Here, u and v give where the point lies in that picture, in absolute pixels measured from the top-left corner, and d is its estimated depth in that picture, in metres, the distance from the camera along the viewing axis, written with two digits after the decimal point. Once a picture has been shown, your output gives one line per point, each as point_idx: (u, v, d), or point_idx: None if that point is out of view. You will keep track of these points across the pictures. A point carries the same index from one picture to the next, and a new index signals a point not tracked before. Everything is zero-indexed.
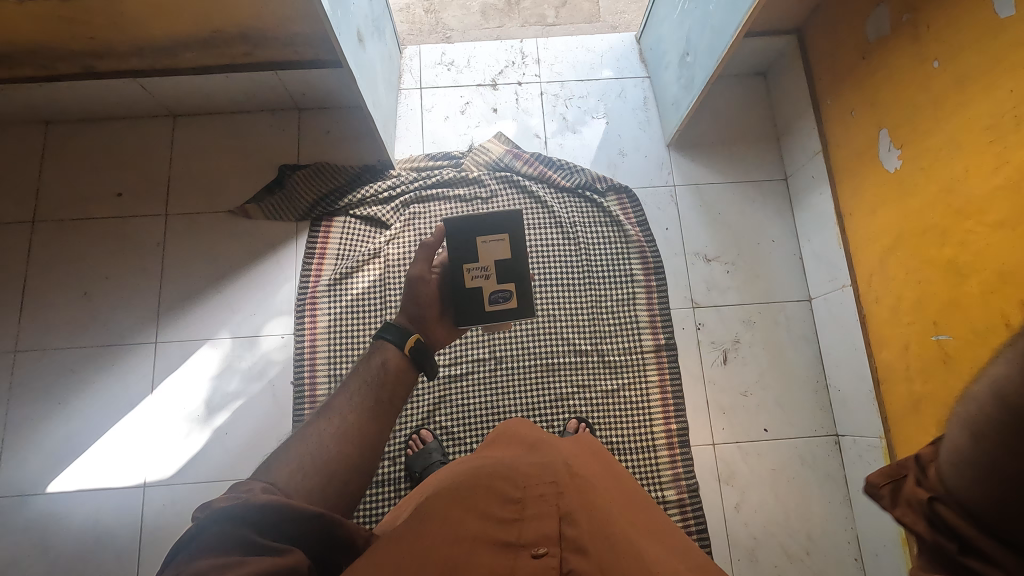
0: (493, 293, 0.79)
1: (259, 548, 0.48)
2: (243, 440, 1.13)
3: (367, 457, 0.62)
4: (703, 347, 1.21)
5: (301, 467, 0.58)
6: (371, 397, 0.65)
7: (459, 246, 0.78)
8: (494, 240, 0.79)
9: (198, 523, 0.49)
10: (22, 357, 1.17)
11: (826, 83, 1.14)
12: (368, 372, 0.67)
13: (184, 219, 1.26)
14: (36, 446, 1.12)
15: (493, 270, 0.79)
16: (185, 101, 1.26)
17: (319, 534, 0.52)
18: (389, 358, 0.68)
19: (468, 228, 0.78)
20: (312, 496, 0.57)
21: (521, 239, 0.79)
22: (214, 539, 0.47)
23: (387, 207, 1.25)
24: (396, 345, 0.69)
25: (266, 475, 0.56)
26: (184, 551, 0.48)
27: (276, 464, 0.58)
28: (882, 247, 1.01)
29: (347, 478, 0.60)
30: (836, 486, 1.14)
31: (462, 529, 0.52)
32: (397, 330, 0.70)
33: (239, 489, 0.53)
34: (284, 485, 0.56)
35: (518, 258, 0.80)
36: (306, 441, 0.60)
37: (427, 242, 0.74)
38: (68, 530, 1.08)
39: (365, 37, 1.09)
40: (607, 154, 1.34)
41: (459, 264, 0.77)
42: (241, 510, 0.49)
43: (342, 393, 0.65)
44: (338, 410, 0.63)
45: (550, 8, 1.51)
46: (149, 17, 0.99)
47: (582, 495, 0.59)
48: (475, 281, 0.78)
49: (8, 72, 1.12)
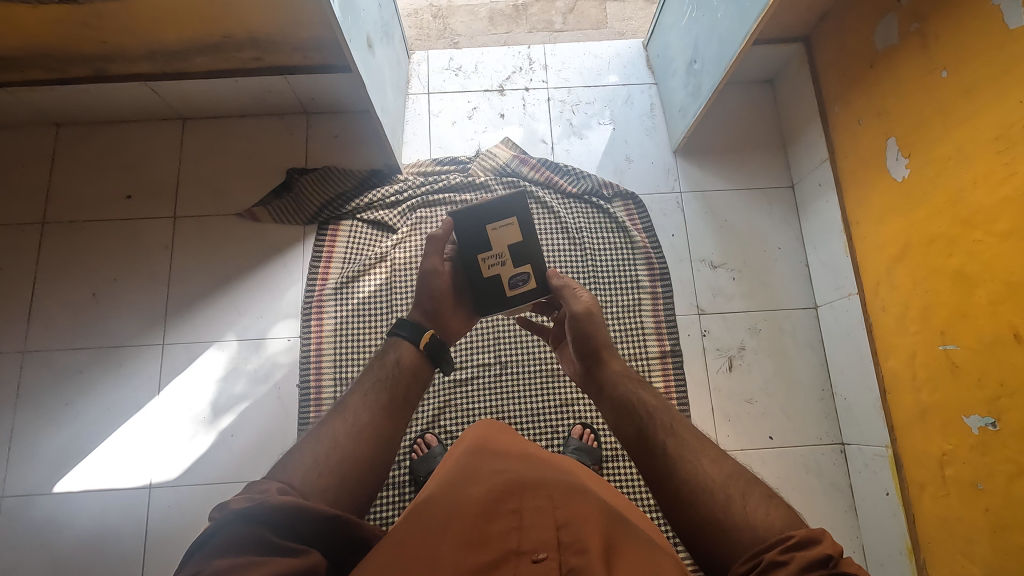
0: (511, 277, 0.77)
1: (276, 548, 0.48)
2: (249, 442, 1.14)
3: (382, 455, 0.61)
4: (709, 354, 1.21)
5: (316, 466, 0.57)
6: (386, 394, 0.65)
7: (471, 236, 0.76)
8: (504, 225, 0.76)
9: (215, 523, 0.49)
10: (30, 356, 1.17)
11: (834, 91, 1.14)
12: (383, 370, 0.68)
13: (191, 222, 1.27)
14: (44, 447, 1.13)
15: (507, 255, 0.76)
16: (195, 104, 1.27)
17: (336, 535, 0.53)
18: (403, 354, 0.70)
19: (479, 219, 0.76)
20: (328, 496, 0.55)
21: (530, 220, 0.76)
22: (231, 539, 0.48)
23: (394, 211, 1.25)
24: (410, 341, 0.71)
25: (282, 475, 0.56)
26: (200, 551, 0.48)
27: (292, 463, 0.57)
28: (890, 255, 1.01)
29: (362, 478, 0.59)
30: (841, 494, 1.13)
31: (457, 548, 0.50)
32: (410, 326, 0.72)
33: (254, 489, 0.53)
34: (300, 486, 0.55)
35: (531, 239, 0.77)
36: (320, 440, 0.59)
37: (435, 235, 0.75)
38: (74, 529, 1.09)
39: (374, 42, 1.09)
40: (614, 160, 1.34)
41: (472, 254, 0.76)
42: (257, 511, 0.49)
43: (355, 391, 0.65)
44: (352, 409, 0.63)
45: (558, 14, 1.52)
46: (161, 22, 1.00)
47: (578, 504, 0.57)
48: (493, 269, 0.77)
49: (21, 74, 1.13)
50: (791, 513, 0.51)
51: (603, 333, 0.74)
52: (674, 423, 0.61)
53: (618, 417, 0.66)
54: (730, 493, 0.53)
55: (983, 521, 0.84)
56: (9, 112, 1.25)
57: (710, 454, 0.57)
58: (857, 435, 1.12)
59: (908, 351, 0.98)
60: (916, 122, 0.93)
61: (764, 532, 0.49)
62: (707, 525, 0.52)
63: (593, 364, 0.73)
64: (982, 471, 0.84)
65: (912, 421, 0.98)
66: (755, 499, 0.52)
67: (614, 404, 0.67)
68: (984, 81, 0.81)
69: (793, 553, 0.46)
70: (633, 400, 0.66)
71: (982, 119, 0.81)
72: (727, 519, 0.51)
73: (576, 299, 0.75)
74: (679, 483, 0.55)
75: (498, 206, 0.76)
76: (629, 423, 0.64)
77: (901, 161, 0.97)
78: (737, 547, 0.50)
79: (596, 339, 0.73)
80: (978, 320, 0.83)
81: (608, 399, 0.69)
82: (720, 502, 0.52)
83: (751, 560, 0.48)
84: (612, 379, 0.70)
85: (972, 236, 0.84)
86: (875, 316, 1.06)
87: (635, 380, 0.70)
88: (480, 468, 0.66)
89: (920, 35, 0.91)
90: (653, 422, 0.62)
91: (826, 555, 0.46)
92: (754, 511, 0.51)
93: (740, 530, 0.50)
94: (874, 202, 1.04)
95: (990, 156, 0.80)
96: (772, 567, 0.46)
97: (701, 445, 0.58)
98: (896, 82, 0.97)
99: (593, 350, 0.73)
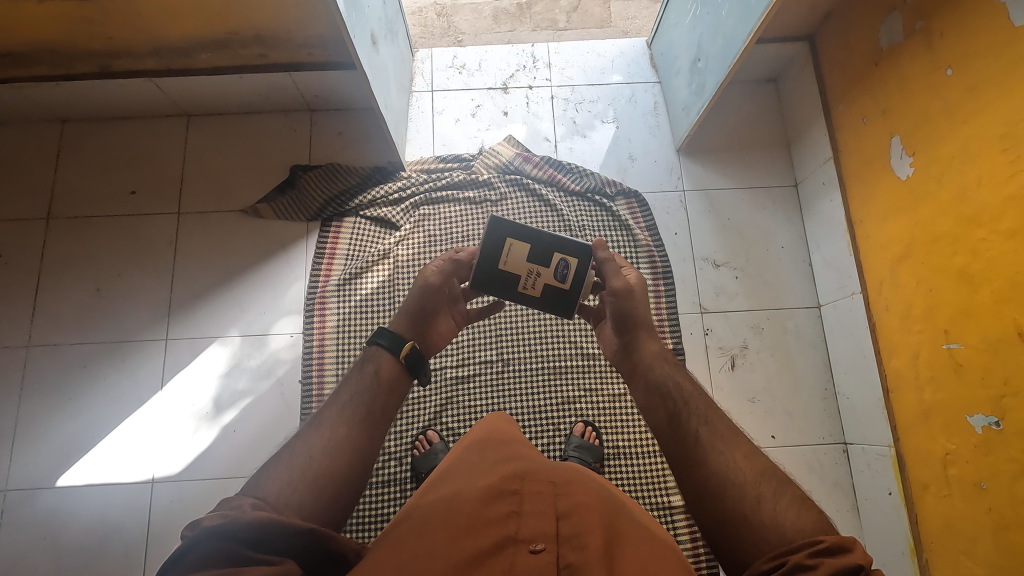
0: (555, 273, 0.71)
1: (252, 561, 0.47)
2: (250, 438, 1.14)
3: (359, 469, 0.59)
4: (712, 353, 1.20)
5: (291, 481, 0.55)
6: (362, 408, 0.63)
7: (498, 281, 0.72)
8: (505, 248, 0.70)
9: (188, 541, 0.48)
10: (34, 351, 1.18)
11: (839, 90, 1.14)
12: (361, 382, 0.66)
13: (196, 218, 1.27)
14: (47, 441, 1.13)
15: (536, 266, 0.71)
16: (200, 101, 1.28)
17: (311, 551, 0.51)
18: (382, 365, 0.68)
19: (487, 264, 0.71)
20: (304, 511, 0.54)
21: (513, 225, 0.70)
22: (203, 557, 0.47)
23: (397, 208, 1.26)
24: (389, 351, 0.69)
25: (255, 491, 0.54)
26: (172, 571, 0.47)
27: (267, 478, 0.55)
28: (893, 254, 1.01)
29: (338, 493, 0.57)
30: (843, 494, 1.13)
31: (456, 538, 0.50)
32: (391, 335, 0.70)
33: (227, 505, 0.51)
34: (275, 501, 0.53)
35: (532, 235, 0.70)
36: (295, 453, 0.58)
37: (462, 257, 0.77)
38: (76, 523, 1.09)
39: (379, 39, 1.10)
40: (617, 159, 1.34)
41: (512, 291, 0.72)
42: (227, 528, 0.48)
43: (333, 404, 0.63)
44: (329, 422, 0.61)
45: (562, 12, 1.52)
46: (167, 17, 1.01)
47: (579, 493, 0.57)
48: (539, 284, 0.72)
49: (28, 70, 1.14)
50: (823, 517, 0.50)
51: (643, 311, 0.74)
52: (709, 412, 0.61)
53: (651, 401, 0.66)
54: (760, 490, 0.52)
55: (987, 522, 0.84)
56: (15, 109, 1.26)
57: (743, 449, 0.56)
58: (860, 435, 1.11)
59: (911, 350, 0.98)
60: (921, 121, 0.93)
61: (793, 533, 0.48)
62: (734, 518, 0.52)
63: (629, 341, 0.74)
64: (985, 470, 0.84)
65: (915, 421, 0.98)
66: (787, 500, 0.51)
67: (648, 385, 0.68)
68: (990, 79, 0.81)
69: (821, 559, 0.45)
70: (669, 384, 0.66)
71: (988, 117, 0.81)
72: (755, 515, 0.51)
73: (617, 275, 0.74)
74: (707, 476, 0.55)
75: (484, 246, 0.71)
76: (662, 407, 0.64)
77: (906, 160, 0.97)
78: (762, 545, 0.49)
79: (636, 317, 0.74)
80: (982, 319, 0.83)
81: (642, 380, 0.69)
82: (749, 498, 0.52)
83: (776, 558, 0.47)
84: (648, 360, 0.70)
85: (976, 234, 0.83)
86: (878, 315, 1.06)
87: (671, 362, 0.70)
88: (486, 457, 0.66)
89: (925, 33, 0.91)
90: (687, 408, 0.62)
91: (858, 565, 0.44)
92: (784, 510, 0.50)
93: (767, 528, 0.50)
94: (877, 201, 1.04)
95: (995, 154, 0.80)
96: (796, 570, 0.44)
97: (734, 440, 0.57)
98: (901, 81, 0.97)
99: (632, 326, 0.74)
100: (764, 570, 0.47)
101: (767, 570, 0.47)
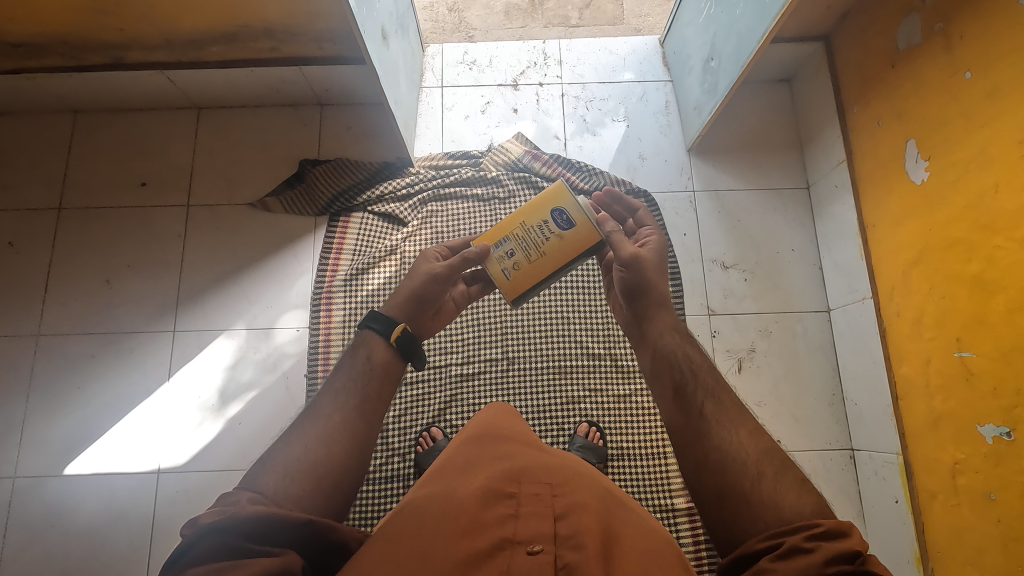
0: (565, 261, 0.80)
1: (252, 553, 0.47)
2: (255, 430, 1.15)
3: (358, 457, 0.59)
4: (719, 355, 1.20)
5: (288, 473, 0.55)
6: (359, 396, 0.63)
7: None
8: (508, 256, 0.73)
9: (188, 539, 0.48)
10: (44, 340, 1.19)
11: (854, 90, 1.12)
12: (357, 369, 0.66)
13: (205, 211, 1.28)
14: (55, 428, 1.15)
15: None
16: (210, 94, 1.28)
17: (311, 541, 0.51)
18: (375, 350, 0.68)
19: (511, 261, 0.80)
20: (304, 502, 0.54)
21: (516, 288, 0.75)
22: (204, 553, 0.46)
23: (405, 203, 1.25)
24: (381, 335, 0.69)
25: (254, 484, 0.54)
26: (173, 570, 0.46)
27: (263, 472, 0.55)
28: (906, 260, 0.99)
29: (338, 481, 0.57)
30: (849, 501, 1.12)
31: (452, 537, 0.50)
32: (383, 318, 0.69)
33: (225, 501, 0.51)
34: (273, 494, 0.53)
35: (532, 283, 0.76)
36: (293, 445, 0.58)
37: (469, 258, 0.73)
38: (82, 511, 1.10)
39: (389, 35, 1.09)
40: (627, 158, 1.33)
41: None
42: (228, 522, 0.48)
43: (327, 394, 0.63)
44: (325, 412, 0.61)
45: (574, 9, 1.51)
46: (179, 9, 1.02)
47: (576, 493, 0.56)
48: None
49: (41, 61, 1.15)
50: (824, 504, 0.50)
51: (658, 283, 0.71)
52: (715, 386, 0.59)
53: (658, 369, 0.64)
54: (763, 470, 0.52)
55: (996, 532, 0.83)
56: (28, 99, 1.27)
57: (748, 427, 0.55)
58: (868, 440, 1.10)
59: (921, 356, 0.96)
60: (937, 123, 0.92)
61: (792, 516, 0.48)
62: (732, 498, 0.51)
63: (642, 311, 0.70)
64: (994, 479, 0.83)
65: (924, 427, 0.96)
66: (788, 483, 0.51)
67: (656, 354, 0.65)
68: (1008, 85, 0.79)
69: (819, 542, 0.44)
70: (677, 354, 0.64)
71: (1006, 122, 0.79)
72: (754, 494, 0.51)
73: (625, 244, 0.72)
74: (705, 464, 0.54)
75: (501, 265, 0.73)
76: (668, 374, 0.62)
77: (921, 164, 0.95)
78: (759, 525, 0.49)
79: (648, 287, 0.70)
80: (996, 328, 0.82)
81: (651, 348, 0.67)
82: (750, 478, 0.52)
83: (772, 539, 0.46)
84: (658, 331, 0.67)
85: (993, 241, 0.82)
86: (890, 320, 1.04)
87: (683, 334, 0.67)
88: (482, 453, 0.65)
89: (944, 35, 0.90)
90: (696, 381, 0.60)
91: (854, 550, 0.43)
92: (785, 493, 0.50)
93: (766, 509, 0.49)
94: (891, 202, 1.03)
95: (1013, 159, 0.78)
96: (793, 553, 0.44)
97: (740, 418, 0.56)
98: (919, 80, 0.95)
99: (643, 300, 0.71)
100: (759, 549, 0.46)
101: (762, 550, 0.46)
